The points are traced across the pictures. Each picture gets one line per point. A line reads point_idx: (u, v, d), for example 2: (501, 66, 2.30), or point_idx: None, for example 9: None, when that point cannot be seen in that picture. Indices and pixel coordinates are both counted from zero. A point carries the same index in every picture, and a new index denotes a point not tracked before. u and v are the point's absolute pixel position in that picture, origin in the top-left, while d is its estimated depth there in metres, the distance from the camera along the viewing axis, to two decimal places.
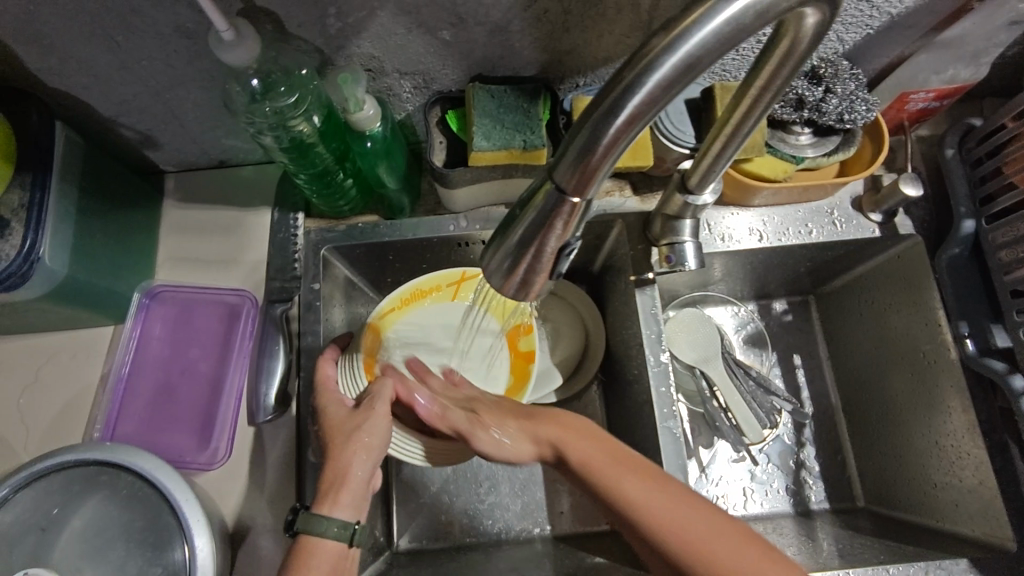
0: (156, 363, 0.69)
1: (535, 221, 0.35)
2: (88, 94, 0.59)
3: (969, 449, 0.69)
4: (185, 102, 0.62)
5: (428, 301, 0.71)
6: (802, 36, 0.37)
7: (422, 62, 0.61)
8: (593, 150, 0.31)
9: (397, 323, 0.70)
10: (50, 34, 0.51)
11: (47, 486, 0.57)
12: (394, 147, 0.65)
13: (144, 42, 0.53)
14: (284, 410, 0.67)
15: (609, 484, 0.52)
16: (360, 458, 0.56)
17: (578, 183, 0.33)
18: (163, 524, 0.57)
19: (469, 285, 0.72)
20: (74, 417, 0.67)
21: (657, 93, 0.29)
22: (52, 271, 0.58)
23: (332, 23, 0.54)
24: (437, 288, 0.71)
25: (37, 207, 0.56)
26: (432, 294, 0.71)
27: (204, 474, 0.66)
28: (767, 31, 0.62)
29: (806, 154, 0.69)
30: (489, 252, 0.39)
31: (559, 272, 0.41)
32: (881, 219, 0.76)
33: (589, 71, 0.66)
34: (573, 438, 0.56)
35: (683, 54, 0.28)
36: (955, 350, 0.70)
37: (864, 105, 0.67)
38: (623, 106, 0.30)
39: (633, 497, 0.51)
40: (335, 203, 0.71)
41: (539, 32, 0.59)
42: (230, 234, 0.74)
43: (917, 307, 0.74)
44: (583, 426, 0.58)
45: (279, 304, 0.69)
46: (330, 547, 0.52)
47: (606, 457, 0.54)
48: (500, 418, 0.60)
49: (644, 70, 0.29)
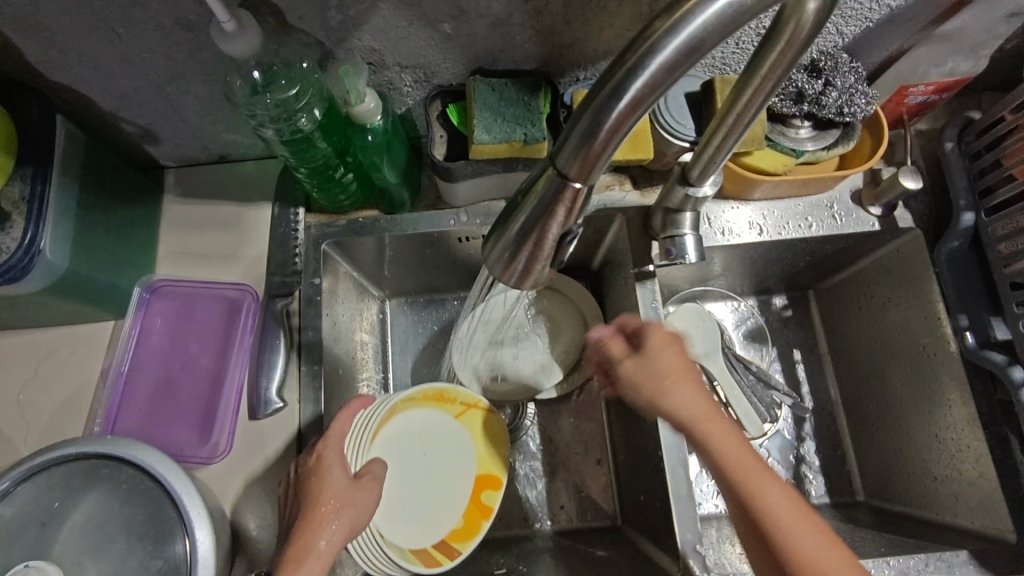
0: (156, 359, 0.69)
1: (537, 209, 0.36)
2: (88, 87, 0.59)
3: (970, 442, 0.69)
4: (185, 96, 0.62)
5: (437, 408, 0.69)
6: (803, 23, 0.38)
7: (422, 55, 0.61)
8: (595, 136, 0.31)
9: (403, 413, 0.68)
10: (49, 25, 0.51)
11: (48, 480, 0.57)
12: (394, 140, 0.65)
13: (144, 34, 0.53)
14: (285, 404, 0.67)
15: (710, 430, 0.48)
16: (336, 524, 0.53)
17: (581, 169, 0.33)
18: (164, 518, 0.57)
19: (476, 413, 0.68)
20: (73, 412, 0.67)
21: (660, 76, 0.29)
22: (52, 264, 0.58)
23: (333, 15, 0.54)
24: (448, 401, 0.69)
25: (38, 200, 0.56)
26: (444, 404, 0.69)
27: (204, 468, 0.65)
28: (769, 13, 0.61)
29: (806, 147, 0.69)
30: (491, 240, 0.40)
31: (562, 261, 0.42)
32: (881, 212, 0.75)
33: (589, 64, 0.66)
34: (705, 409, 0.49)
35: (686, 36, 0.28)
36: (955, 342, 0.70)
37: (863, 98, 0.67)
38: (625, 90, 0.29)
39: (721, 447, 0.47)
40: (336, 198, 0.71)
41: (539, 25, 0.59)
42: (230, 229, 0.74)
43: (915, 300, 0.74)
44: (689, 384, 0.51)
45: (280, 299, 0.69)
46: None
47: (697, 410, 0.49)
48: (677, 372, 0.51)
49: (647, 53, 0.29)
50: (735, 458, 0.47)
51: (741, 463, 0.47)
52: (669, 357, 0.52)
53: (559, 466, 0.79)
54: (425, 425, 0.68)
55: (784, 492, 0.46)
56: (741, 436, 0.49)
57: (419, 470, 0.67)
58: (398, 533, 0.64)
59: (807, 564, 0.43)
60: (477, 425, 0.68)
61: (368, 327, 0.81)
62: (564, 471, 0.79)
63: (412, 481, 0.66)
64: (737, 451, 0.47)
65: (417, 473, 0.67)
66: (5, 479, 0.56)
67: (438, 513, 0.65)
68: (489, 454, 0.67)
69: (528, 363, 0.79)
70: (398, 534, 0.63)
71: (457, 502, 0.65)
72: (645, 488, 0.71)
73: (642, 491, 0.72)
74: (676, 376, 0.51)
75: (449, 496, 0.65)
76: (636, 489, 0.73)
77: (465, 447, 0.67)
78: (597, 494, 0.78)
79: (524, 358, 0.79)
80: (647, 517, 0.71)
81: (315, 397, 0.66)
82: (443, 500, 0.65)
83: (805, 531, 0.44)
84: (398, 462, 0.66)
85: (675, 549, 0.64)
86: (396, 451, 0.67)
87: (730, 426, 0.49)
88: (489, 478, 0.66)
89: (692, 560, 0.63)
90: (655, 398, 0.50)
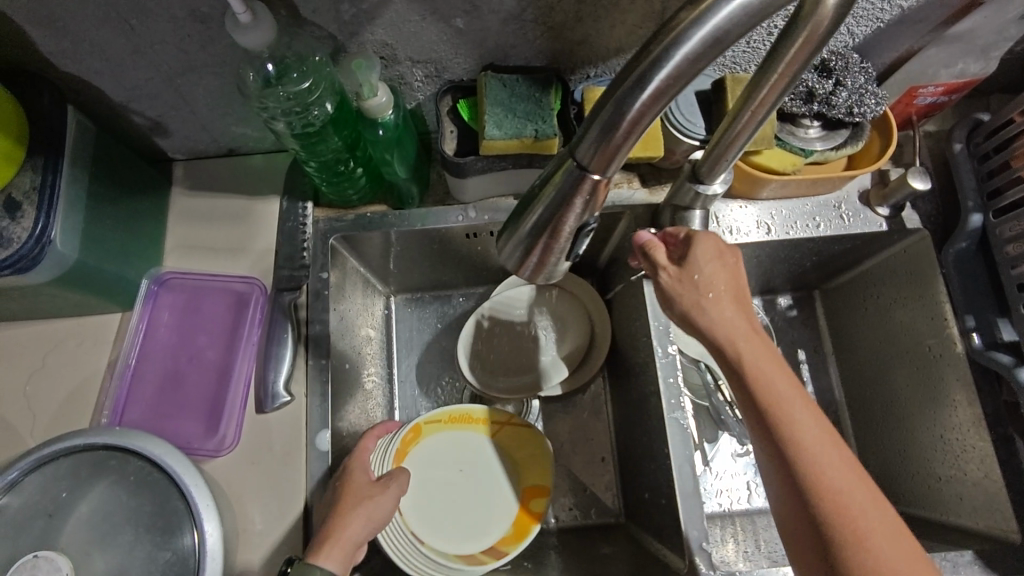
0: (163, 352, 0.69)
1: (554, 201, 0.36)
2: (99, 78, 0.59)
3: (974, 442, 0.69)
4: (196, 88, 0.62)
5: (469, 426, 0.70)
6: (821, 21, 0.38)
7: (434, 50, 0.61)
8: (615, 128, 0.31)
9: (432, 433, 0.69)
10: (63, 15, 0.51)
11: (57, 470, 0.58)
12: (404, 135, 0.64)
13: (157, 26, 0.53)
14: (293, 397, 0.67)
15: (745, 343, 0.50)
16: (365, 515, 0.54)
17: (599, 162, 0.33)
18: (172, 510, 0.57)
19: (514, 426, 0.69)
20: (79, 405, 0.67)
21: (683, 68, 0.29)
22: (63, 255, 0.57)
23: (346, 9, 0.54)
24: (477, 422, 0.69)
25: (48, 190, 0.56)
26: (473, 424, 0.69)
27: (211, 461, 0.65)
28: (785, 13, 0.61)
29: (815, 147, 0.69)
30: (507, 233, 0.40)
31: (577, 254, 0.42)
32: (888, 213, 0.75)
33: (600, 62, 0.66)
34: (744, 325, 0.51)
35: (710, 28, 0.28)
36: (961, 343, 0.70)
37: (874, 99, 0.67)
38: (647, 82, 0.29)
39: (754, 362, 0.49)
40: (344, 192, 0.71)
41: (551, 21, 0.59)
42: (238, 222, 0.74)
43: (922, 301, 0.74)
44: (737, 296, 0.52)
45: (287, 293, 0.70)
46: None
47: (739, 325, 0.51)
48: (722, 288, 0.52)
49: (671, 44, 0.28)
50: (766, 375, 0.49)
51: (774, 379, 0.49)
52: (716, 272, 0.53)
53: (564, 463, 0.79)
54: (457, 443, 0.69)
55: (808, 410, 0.48)
56: (775, 357, 0.51)
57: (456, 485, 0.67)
58: (444, 543, 0.64)
59: (822, 477, 0.46)
60: (516, 439, 0.69)
61: (374, 322, 0.82)
62: (569, 469, 0.79)
63: (450, 493, 0.67)
64: (769, 366, 0.49)
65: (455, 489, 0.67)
66: (15, 470, 0.56)
67: (485, 523, 0.65)
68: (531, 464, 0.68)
69: (537, 360, 0.80)
70: (443, 544, 0.64)
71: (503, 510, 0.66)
72: (650, 486, 0.72)
73: (647, 488, 0.72)
74: (720, 290, 0.52)
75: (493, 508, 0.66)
76: (641, 487, 0.74)
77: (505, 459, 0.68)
78: (601, 491, 0.78)
79: (535, 354, 0.80)
80: (652, 515, 0.71)
81: (322, 391, 0.66)
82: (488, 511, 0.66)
83: (825, 446, 0.47)
84: (434, 477, 0.67)
85: (681, 546, 0.65)
86: (430, 468, 0.68)
87: (767, 347, 0.51)
88: (534, 486, 0.67)
89: (698, 558, 0.63)
90: (694, 307, 0.52)
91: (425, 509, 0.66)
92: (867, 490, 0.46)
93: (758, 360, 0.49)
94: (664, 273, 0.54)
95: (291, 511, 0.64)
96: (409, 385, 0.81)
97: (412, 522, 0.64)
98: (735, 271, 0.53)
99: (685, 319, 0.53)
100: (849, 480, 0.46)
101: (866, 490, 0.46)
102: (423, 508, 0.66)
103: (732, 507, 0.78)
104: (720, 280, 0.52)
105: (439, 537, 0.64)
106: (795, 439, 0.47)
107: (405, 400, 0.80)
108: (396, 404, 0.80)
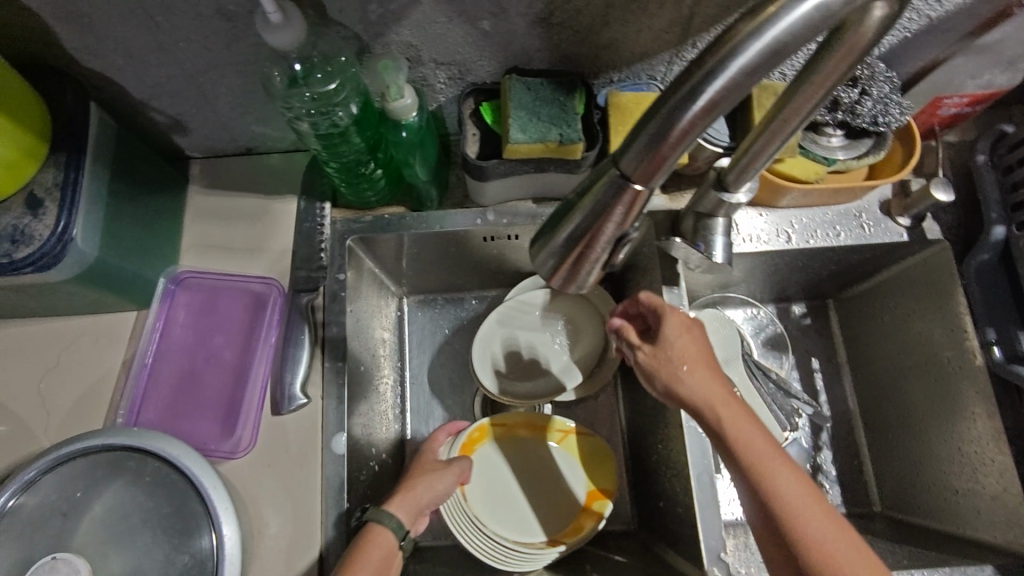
0: (179, 352, 0.68)
1: (593, 211, 0.36)
2: (122, 74, 0.59)
3: (994, 456, 0.68)
4: (218, 86, 0.61)
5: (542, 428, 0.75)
6: (866, 30, 0.37)
7: (459, 52, 0.61)
8: (664, 139, 0.31)
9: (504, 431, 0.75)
10: (89, 11, 0.51)
11: (72, 471, 0.57)
12: (427, 137, 0.64)
13: (183, 23, 0.53)
14: (309, 400, 0.66)
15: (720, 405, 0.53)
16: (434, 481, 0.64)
17: (644, 173, 0.33)
18: (190, 513, 0.56)
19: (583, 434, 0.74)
20: (93, 404, 0.66)
21: (738, 80, 0.29)
22: (83, 253, 0.57)
23: (374, 9, 0.54)
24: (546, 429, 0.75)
25: (71, 187, 0.55)
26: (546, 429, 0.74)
27: (226, 463, 0.65)
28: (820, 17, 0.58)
29: (837, 156, 0.69)
30: (542, 240, 0.40)
31: (612, 264, 0.42)
32: (910, 223, 0.75)
33: (625, 67, 0.66)
34: (719, 390, 0.54)
35: (769, 39, 0.27)
36: (981, 356, 0.70)
37: (898, 108, 0.67)
38: (700, 93, 0.29)
39: (731, 423, 0.52)
40: (363, 193, 0.71)
41: (578, 25, 0.59)
42: (255, 222, 0.73)
43: (941, 313, 0.74)
44: (712, 363, 0.56)
45: (305, 294, 0.69)
46: (383, 546, 0.58)
47: (716, 389, 0.54)
48: (693, 358, 0.56)
49: (728, 55, 0.28)
50: (745, 438, 0.51)
51: (752, 441, 0.50)
52: (688, 343, 0.57)
53: None
54: (527, 441, 0.75)
55: (790, 469, 0.49)
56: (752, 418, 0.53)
57: (518, 483, 0.73)
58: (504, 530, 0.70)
59: (804, 527, 0.46)
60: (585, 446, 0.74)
61: (388, 324, 0.81)
62: None
63: (516, 487, 0.73)
64: (747, 427, 0.51)
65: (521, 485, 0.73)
66: (32, 469, 0.56)
67: (549, 518, 0.72)
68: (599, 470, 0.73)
69: (549, 363, 0.79)
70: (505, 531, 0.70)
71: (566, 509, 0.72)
72: (665, 494, 0.71)
73: (663, 495, 0.72)
74: (693, 360, 0.55)
75: (556, 504, 0.72)
76: (657, 495, 0.73)
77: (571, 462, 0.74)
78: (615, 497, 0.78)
79: (547, 357, 0.80)
80: (667, 523, 0.71)
81: (339, 394, 0.65)
82: (551, 508, 0.72)
83: (810, 503, 0.47)
84: (501, 471, 0.73)
85: (698, 556, 0.64)
86: (497, 463, 0.74)
87: (743, 410, 0.53)
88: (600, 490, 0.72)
89: (715, 569, 0.62)
90: (674, 378, 0.55)
91: (489, 499, 0.72)
92: (851, 538, 0.46)
93: (734, 420, 0.52)
94: (641, 349, 0.58)
95: (306, 514, 0.63)
96: (422, 387, 0.80)
97: (475, 508, 0.70)
98: (708, 343, 0.57)
99: (669, 391, 0.55)
100: (833, 529, 0.46)
101: (852, 539, 0.46)
102: (487, 498, 0.72)
103: None
104: (694, 350, 0.56)
105: (499, 524, 0.70)
106: (775, 492, 0.48)
107: (418, 403, 0.79)
108: (409, 407, 0.80)
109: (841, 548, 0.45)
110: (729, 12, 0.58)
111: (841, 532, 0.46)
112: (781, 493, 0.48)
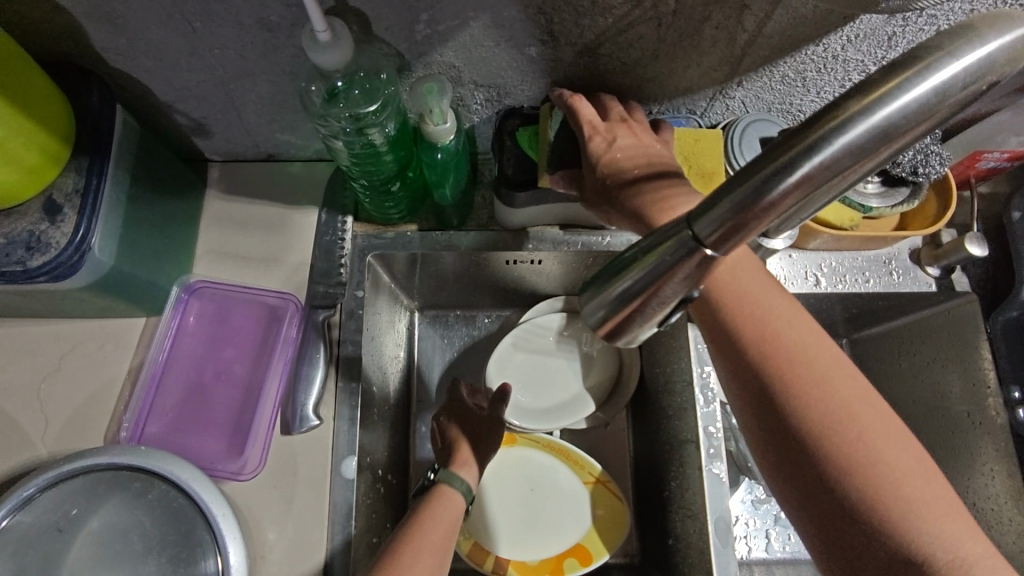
0: (188, 364, 0.66)
1: (654, 271, 0.33)
2: (150, 77, 0.56)
3: (1011, 516, 0.67)
4: (248, 94, 0.59)
5: (572, 469, 0.73)
6: None
7: (501, 75, 0.59)
8: (752, 208, 0.29)
9: (537, 451, 0.74)
10: (125, 13, 0.48)
11: (71, 489, 0.55)
12: (461, 161, 0.62)
13: (221, 31, 0.50)
14: (321, 422, 0.64)
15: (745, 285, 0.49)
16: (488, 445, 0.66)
17: (719, 238, 0.31)
18: (193, 540, 0.54)
19: (604, 491, 0.72)
20: (95, 414, 0.64)
21: (840, 158, 0.27)
22: (100, 262, 0.55)
23: (421, 29, 0.52)
24: (576, 468, 0.73)
25: (93, 195, 0.53)
26: (573, 468, 0.73)
27: (231, 483, 0.63)
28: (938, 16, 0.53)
29: (873, 203, 0.68)
30: (591, 291, 0.37)
31: (664, 323, 0.39)
32: (938, 274, 0.74)
33: (667, 99, 0.64)
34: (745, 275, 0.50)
35: (879, 119, 0.26)
36: (1003, 414, 0.69)
37: (938, 159, 0.66)
38: (797, 167, 0.27)
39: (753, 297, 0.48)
40: (386, 208, 0.68)
41: (626, 57, 0.57)
42: (272, 231, 0.71)
43: (963, 366, 0.72)
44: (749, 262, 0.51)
45: (322, 310, 0.67)
46: (447, 512, 0.58)
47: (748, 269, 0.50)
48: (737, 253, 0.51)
49: (833, 131, 0.26)
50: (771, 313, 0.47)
51: (785, 335, 0.46)
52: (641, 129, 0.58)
53: None
54: (551, 469, 0.73)
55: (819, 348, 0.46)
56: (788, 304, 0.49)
57: (518, 498, 0.73)
58: (477, 526, 0.71)
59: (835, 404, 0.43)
60: (600, 502, 0.72)
61: (399, 339, 0.79)
62: None
63: (516, 499, 0.73)
64: (778, 320, 0.47)
65: (522, 502, 0.72)
66: (29, 487, 0.53)
67: (523, 545, 0.70)
68: (596, 530, 0.71)
69: (561, 393, 0.76)
70: (475, 532, 0.70)
71: (541, 548, 0.70)
72: (676, 532, 0.70)
73: (673, 534, 0.70)
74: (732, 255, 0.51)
75: (540, 539, 0.71)
76: (666, 534, 0.72)
77: (576, 514, 0.72)
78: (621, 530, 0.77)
79: (560, 386, 0.76)
80: (676, 564, 0.69)
81: (351, 416, 0.63)
82: (535, 542, 0.71)
83: (832, 372, 0.44)
84: (512, 482, 0.73)
85: None
86: (514, 475, 0.73)
87: (773, 289, 0.49)
88: (583, 549, 0.70)
89: None
90: (654, 157, 0.57)
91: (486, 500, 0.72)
92: (888, 432, 0.42)
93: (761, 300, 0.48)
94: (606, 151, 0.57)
95: (310, 540, 0.61)
96: (430, 408, 0.78)
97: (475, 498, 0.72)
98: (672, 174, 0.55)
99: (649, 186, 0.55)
100: (867, 415, 0.43)
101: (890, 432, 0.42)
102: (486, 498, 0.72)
103: (751, 555, 0.73)
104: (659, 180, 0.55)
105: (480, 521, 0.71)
106: (801, 362, 0.45)
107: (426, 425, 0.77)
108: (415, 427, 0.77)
109: (873, 431, 0.42)
110: (781, 54, 0.57)
111: (877, 420, 0.43)
112: (808, 365, 0.45)
